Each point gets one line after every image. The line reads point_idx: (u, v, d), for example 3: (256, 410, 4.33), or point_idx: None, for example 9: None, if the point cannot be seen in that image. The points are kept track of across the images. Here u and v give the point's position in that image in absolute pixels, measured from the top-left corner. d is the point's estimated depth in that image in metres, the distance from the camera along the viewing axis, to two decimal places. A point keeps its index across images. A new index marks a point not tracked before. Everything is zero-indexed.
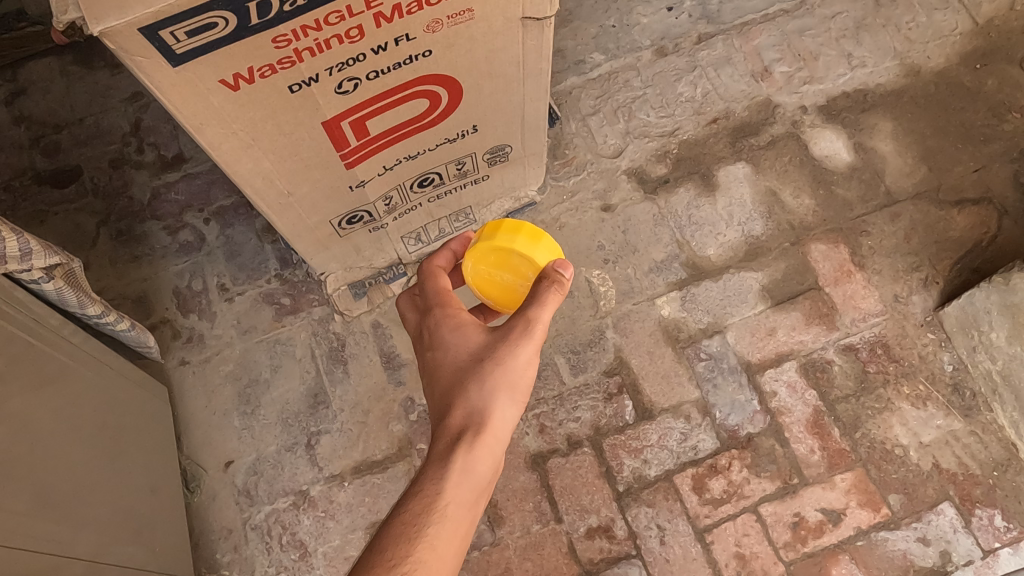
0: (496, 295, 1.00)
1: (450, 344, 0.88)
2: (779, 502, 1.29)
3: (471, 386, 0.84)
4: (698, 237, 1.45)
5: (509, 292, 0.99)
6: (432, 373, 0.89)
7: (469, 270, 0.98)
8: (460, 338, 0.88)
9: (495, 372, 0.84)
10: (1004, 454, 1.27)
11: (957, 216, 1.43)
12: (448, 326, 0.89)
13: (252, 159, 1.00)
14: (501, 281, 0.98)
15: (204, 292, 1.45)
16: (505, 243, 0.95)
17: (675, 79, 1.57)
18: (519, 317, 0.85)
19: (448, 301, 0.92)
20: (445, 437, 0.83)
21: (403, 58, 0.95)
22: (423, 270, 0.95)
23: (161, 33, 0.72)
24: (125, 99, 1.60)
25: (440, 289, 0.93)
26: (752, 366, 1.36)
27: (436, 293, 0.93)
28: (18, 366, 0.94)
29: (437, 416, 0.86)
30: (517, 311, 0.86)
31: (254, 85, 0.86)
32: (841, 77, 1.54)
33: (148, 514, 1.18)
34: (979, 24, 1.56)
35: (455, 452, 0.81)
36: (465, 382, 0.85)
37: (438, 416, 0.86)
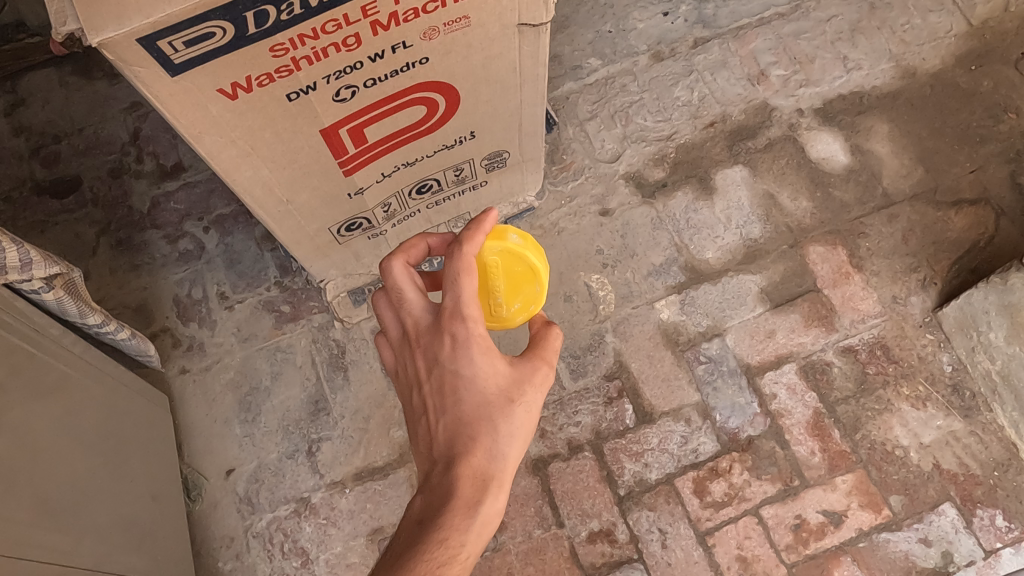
0: (476, 285, 0.95)
1: (476, 366, 0.80)
2: (781, 505, 1.29)
3: (500, 429, 0.81)
4: (697, 240, 1.45)
5: (483, 294, 0.96)
6: (445, 388, 0.81)
7: (491, 253, 0.93)
8: (489, 364, 0.81)
9: (520, 419, 0.83)
10: (1004, 454, 1.28)
11: (955, 217, 1.44)
12: (477, 347, 0.80)
13: (251, 167, 1.00)
14: (494, 286, 0.96)
15: (204, 300, 1.45)
16: (539, 273, 0.96)
17: (672, 83, 1.57)
18: (542, 362, 0.87)
19: (480, 313, 0.80)
20: (467, 479, 0.80)
21: (400, 66, 0.95)
22: (456, 266, 0.79)
23: (159, 43, 0.72)
24: (124, 109, 1.61)
25: (471, 296, 0.79)
26: (752, 369, 1.36)
27: (468, 300, 0.79)
28: (18, 375, 0.94)
29: (451, 444, 0.81)
30: (539, 357, 0.87)
31: (252, 93, 0.87)
32: (837, 80, 1.55)
33: (149, 523, 1.18)
34: (973, 26, 1.57)
35: (485, 501, 0.80)
36: (492, 421, 0.81)
37: (451, 444, 0.81)
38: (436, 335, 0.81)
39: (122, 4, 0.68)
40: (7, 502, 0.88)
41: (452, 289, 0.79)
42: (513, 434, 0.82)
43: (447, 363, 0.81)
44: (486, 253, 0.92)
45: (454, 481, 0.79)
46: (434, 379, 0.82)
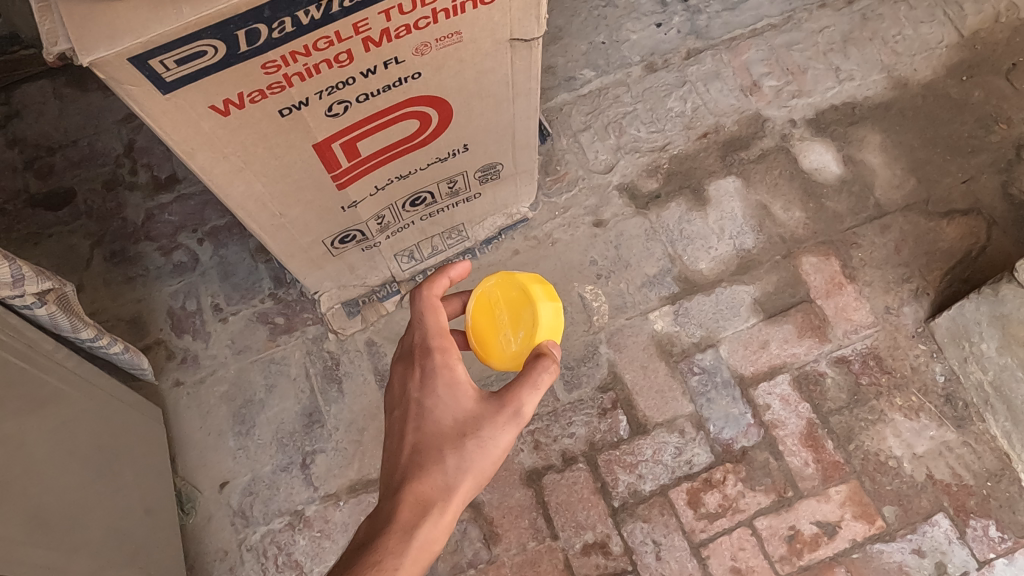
0: (483, 323, 1.00)
1: (437, 397, 0.87)
2: (774, 516, 1.29)
3: (449, 459, 0.84)
4: (690, 251, 1.45)
5: (494, 331, 0.99)
6: (408, 415, 0.88)
7: (488, 287, 1.01)
8: (449, 396, 0.87)
9: (472, 454, 0.85)
10: (997, 464, 1.28)
11: (947, 227, 1.44)
12: (438, 380, 0.88)
13: (244, 182, 1.01)
14: (499, 319, 0.99)
15: (198, 312, 1.45)
16: (533, 294, 0.97)
17: (665, 94, 1.58)
18: (512, 401, 0.86)
19: (447, 347, 0.90)
20: (411, 503, 0.83)
21: (393, 81, 0.96)
22: (421, 304, 0.91)
23: (151, 62, 0.73)
24: (118, 120, 1.61)
25: (437, 330, 0.90)
26: (745, 380, 1.36)
27: (436, 334, 0.90)
28: (13, 389, 0.95)
29: (403, 470, 0.85)
30: (511, 396, 0.86)
31: (244, 110, 0.87)
32: (829, 91, 1.56)
33: (142, 537, 1.18)
34: (964, 37, 1.58)
35: (423, 526, 0.81)
36: (442, 450, 0.85)
37: (405, 471, 0.85)
38: (409, 368, 0.91)
39: (113, 24, 0.68)
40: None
41: (423, 325, 0.91)
42: (461, 467, 0.84)
43: (413, 393, 0.89)
44: (484, 287, 1.02)
45: (396, 504, 0.82)
46: (402, 407, 0.89)
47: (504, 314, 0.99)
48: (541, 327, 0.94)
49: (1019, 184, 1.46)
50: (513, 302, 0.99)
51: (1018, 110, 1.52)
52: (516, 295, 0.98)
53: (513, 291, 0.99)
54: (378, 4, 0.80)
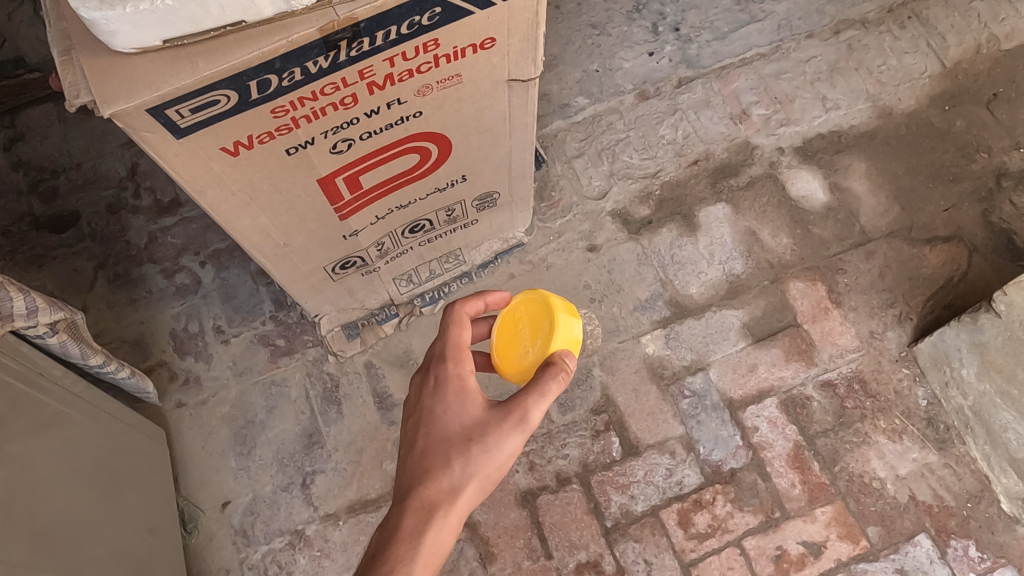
0: (506, 336, 1.04)
1: (448, 407, 0.91)
2: (762, 535, 1.32)
3: (454, 464, 0.86)
4: (681, 276, 1.49)
5: (515, 344, 1.02)
6: (420, 423, 0.91)
7: (514, 304, 1.05)
8: (459, 404, 0.91)
9: (478, 458, 0.87)
10: (977, 486, 1.32)
11: (929, 253, 1.49)
12: (450, 391, 0.92)
13: (250, 216, 1.04)
14: (519, 333, 1.02)
15: (200, 334, 1.48)
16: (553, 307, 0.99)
17: (657, 121, 1.62)
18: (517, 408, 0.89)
19: (462, 358, 0.94)
20: (417, 508, 0.85)
21: (395, 120, 0.99)
22: (448, 316, 0.96)
23: (166, 112, 0.76)
24: (122, 144, 1.64)
25: (456, 342, 0.95)
26: (734, 403, 1.40)
27: (454, 346, 0.95)
28: (16, 413, 0.97)
29: (411, 476, 0.88)
30: (517, 402, 0.88)
31: (253, 150, 0.90)
32: (816, 120, 1.60)
33: (145, 558, 1.20)
34: (947, 67, 1.63)
35: (427, 530, 0.84)
36: (448, 456, 0.87)
37: (412, 477, 0.87)
38: (423, 378, 0.95)
39: (132, 78, 0.72)
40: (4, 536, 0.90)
41: (442, 337, 0.96)
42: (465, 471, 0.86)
43: (427, 402, 0.92)
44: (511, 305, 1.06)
45: (402, 510, 0.85)
46: (415, 417, 0.93)
47: (524, 327, 1.02)
48: (558, 337, 0.97)
49: (999, 212, 1.51)
50: (534, 315, 1.01)
51: (998, 140, 1.57)
52: (538, 308, 1.01)
53: (536, 305, 1.02)
54: (383, 53, 0.84)
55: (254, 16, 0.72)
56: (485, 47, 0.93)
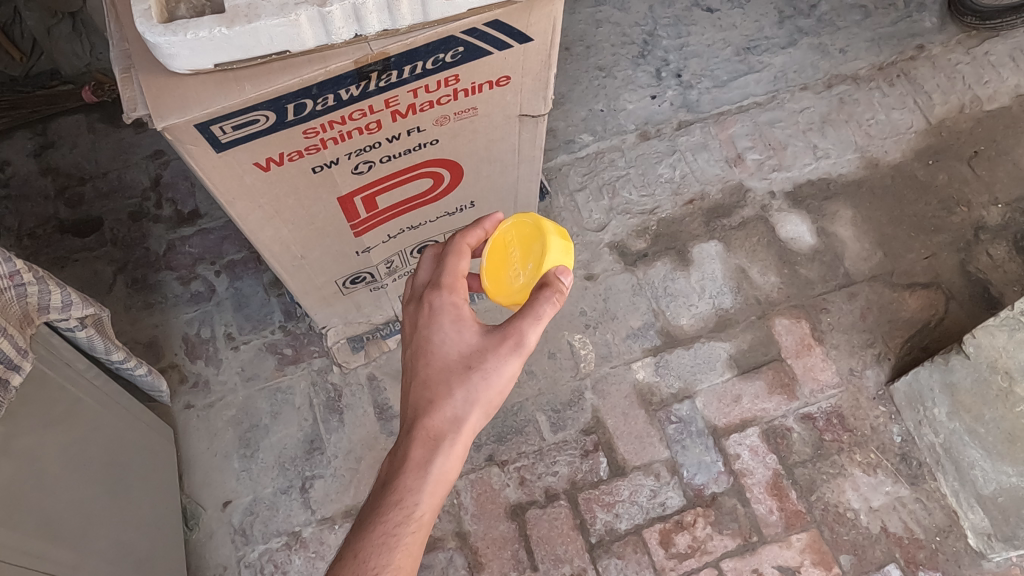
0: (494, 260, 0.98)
1: (444, 332, 0.87)
2: (739, 558, 1.38)
3: (456, 393, 0.85)
4: (673, 307, 1.57)
5: (504, 267, 0.96)
6: (419, 354, 0.89)
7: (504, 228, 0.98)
8: (455, 330, 0.88)
9: (479, 387, 0.85)
10: (946, 521, 1.38)
11: (909, 298, 1.57)
12: (442, 316, 0.88)
13: (273, 228, 1.12)
14: (510, 257, 0.96)
15: (212, 339, 1.55)
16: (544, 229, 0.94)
17: (656, 161, 1.71)
18: (513, 332, 0.86)
19: (457, 286, 0.90)
20: (422, 436, 0.85)
21: (414, 146, 1.07)
22: (453, 247, 0.93)
23: (211, 127, 0.84)
24: (147, 156, 1.73)
25: (454, 270, 0.92)
26: (718, 430, 1.47)
27: (449, 272, 0.91)
28: (33, 405, 1.02)
29: (416, 405, 0.87)
30: (511, 326, 0.85)
31: (283, 166, 0.98)
32: (806, 167, 1.69)
33: (149, 549, 1.26)
34: (932, 124, 1.73)
35: (435, 461, 0.85)
36: (450, 384, 0.86)
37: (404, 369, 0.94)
38: (419, 308, 0.91)
39: (185, 97, 0.81)
40: (13, 522, 0.96)
41: (441, 268, 0.92)
42: (469, 400, 0.85)
43: (424, 330, 0.89)
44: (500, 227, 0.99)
45: (408, 441, 0.85)
46: (413, 345, 0.90)
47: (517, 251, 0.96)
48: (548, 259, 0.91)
49: (976, 262, 1.59)
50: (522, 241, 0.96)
51: (977, 195, 1.65)
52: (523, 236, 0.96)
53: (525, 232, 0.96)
54: (408, 84, 0.92)
55: (298, 47, 0.80)
56: (500, 84, 1.02)
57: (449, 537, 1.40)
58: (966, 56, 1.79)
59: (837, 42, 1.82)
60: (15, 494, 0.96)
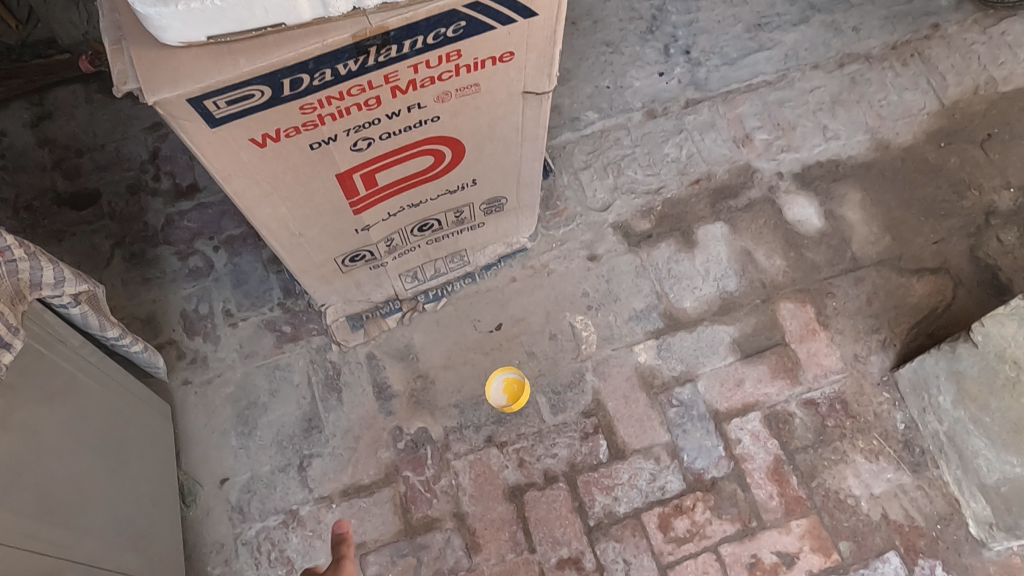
0: None
1: None
2: (738, 543, 1.37)
3: None
4: (676, 289, 1.55)
5: None
6: None
7: None
8: None
9: None
10: (947, 509, 1.37)
11: (916, 284, 1.54)
12: None
13: (270, 206, 1.10)
14: None
15: (210, 316, 1.54)
16: None
17: (662, 140, 1.68)
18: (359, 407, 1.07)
19: None
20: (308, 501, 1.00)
21: (414, 122, 1.05)
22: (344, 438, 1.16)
23: (205, 102, 0.82)
24: (145, 128, 1.70)
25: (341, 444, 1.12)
26: (720, 414, 1.46)
27: None
28: (29, 382, 1.02)
29: None
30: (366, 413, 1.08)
31: (279, 142, 0.96)
32: (815, 148, 1.66)
33: (145, 526, 1.25)
34: (945, 106, 1.69)
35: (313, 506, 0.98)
36: None
37: None
38: None
39: (177, 70, 0.78)
40: (9, 500, 0.94)
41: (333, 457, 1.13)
42: None
43: None
44: None
45: None
46: None
47: None
48: None
49: (986, 248, 1.56)
50: None
51: (990, 179, 1.62)
52: None
53: None
54: (408, 59, 0.90)
55: (295, 19, 0.78)
56: (503, 60, 0.99)
57: (447, 518, 1.39)
58: (982, 36, 1.75)
59: (851, 19, 1.77)
60: (11, 471, 0.95)
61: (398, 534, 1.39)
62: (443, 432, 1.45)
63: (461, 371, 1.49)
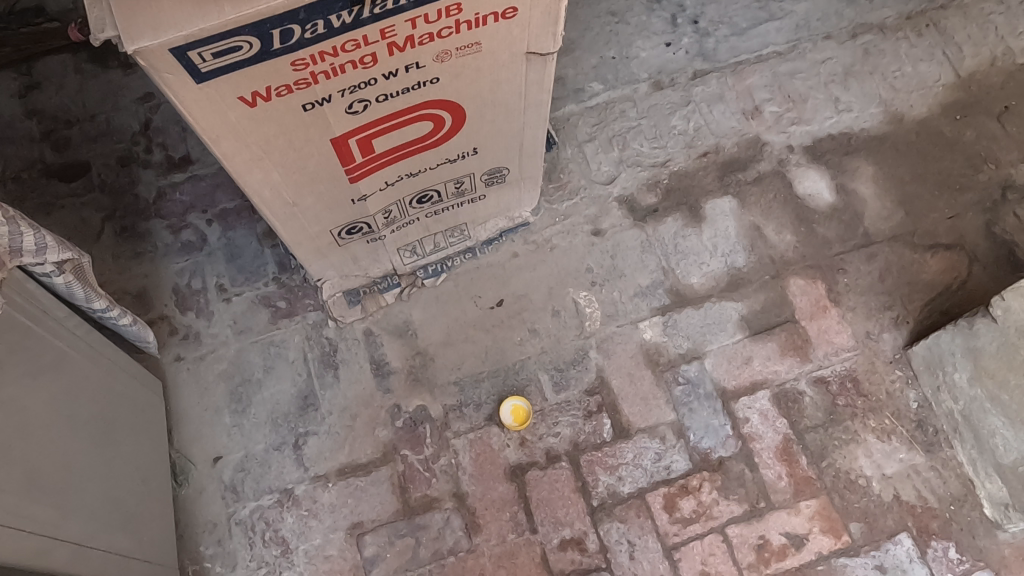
0: None
1: None
2: (746, 525, 1.34)
3: None
4: (683, 265, 1.50)
5: None
6: None
7: None
8: None
9: None
10: (961, 490, 1.33)
11: (930, 260, 1.50)
12: None
13: (262, 171, 1.05)
14: None
15: (203, 291, 1.49)
16: None
17: (669, 112, 1.63)
18: None
19: None
20: None
21: (412, 84, 1.00)
22: None
23: (189, 53, 0.78)
24: (136, 99, 1.65)
25: None
26: (727, 393, 1.42)
27: None
28: (16, 353, 0.97)
29: None
30: None
31: (270, 102, 0.91)
32: (827, 120, 1.61)
33: (136, 506, 1.21)
34: (961, 78, 1.64)
35: None
36: None
37: None
38: None
39: (158, 17, 0.74)
40: None
41: None
42: None
43: None
44: None
45: None
46: None
47: None
48: None
49: (1002, 224, 1.52)
50: None
51: (1007, 152, 1.57)
52: None
53: None
54: (405, 12, 0.85)
55: None
56: (506, 16, 0.94)
57: (446, 497, 1.36)
58: (1000, 6, 1.69)
59: None
60: None
61: (396, 515, 1.35)
62: (443, 410, 1.41)
63: (462, 348, 1.45)
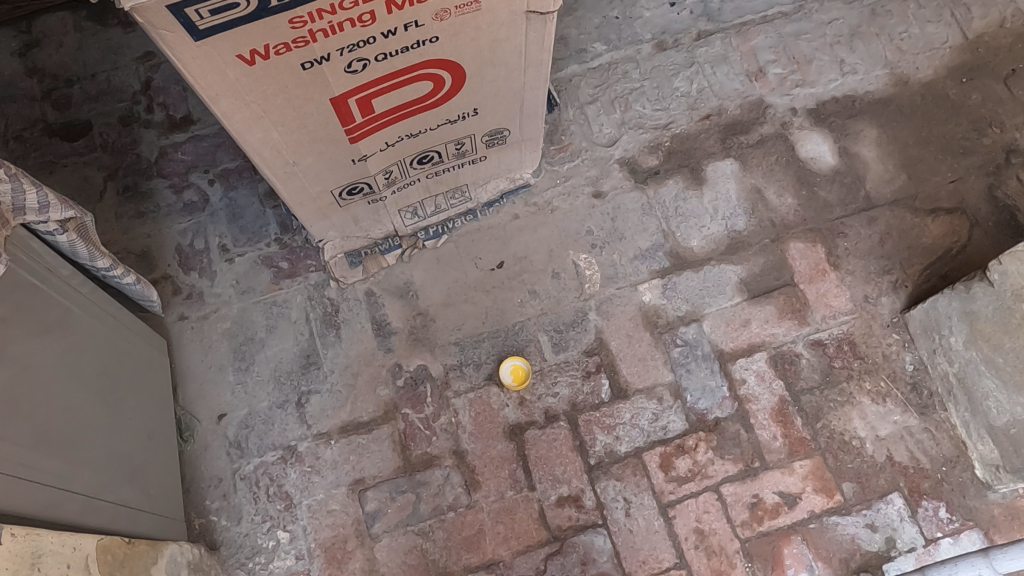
0: None
1: None
2: (740, 484, 1.36)
3: None
4: (683, 228, 1.51)
5: None
6: None
7: None
8: None
9: None
10: (953, 451, 1.35)
11: (931, 224, 1.50)
12: None
13: (261, 130, 1.05)
14: None
15: (206, 251, 1.51)
16: None
17: (672, 73, 1.62)
18: None
19: None
20: None
21: (411, 43, 0.99)
22: None
23: (186, 10, 0.79)
24: (136, 58, 1.65)
25: None
26: (725, 354, 1.43)
27: None
28: (21, 312, 0.99)
29: None
30: None
31: (269, 61, 0.91)
32: (831, 83, 1.60)
33: (142, 461, 1.23)
34: (968, 39, 1.62)
35: None
36: None
37: None
38: None
39: None
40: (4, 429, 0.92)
41: None
42: None
43: None
44: None
45: None
46: None
47: None
48: None
49: (1004, 188, 1.51)
50: None
51: (1012, 116, 1.56)
52: None
53: None
54: None
55: None
56: None
57: (446, 455, 1.38)
58: None
59: None
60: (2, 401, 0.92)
61: (398, 471, 1.38)
62: (443, 370, 1.43)
63: (462, 309, 1.46)
